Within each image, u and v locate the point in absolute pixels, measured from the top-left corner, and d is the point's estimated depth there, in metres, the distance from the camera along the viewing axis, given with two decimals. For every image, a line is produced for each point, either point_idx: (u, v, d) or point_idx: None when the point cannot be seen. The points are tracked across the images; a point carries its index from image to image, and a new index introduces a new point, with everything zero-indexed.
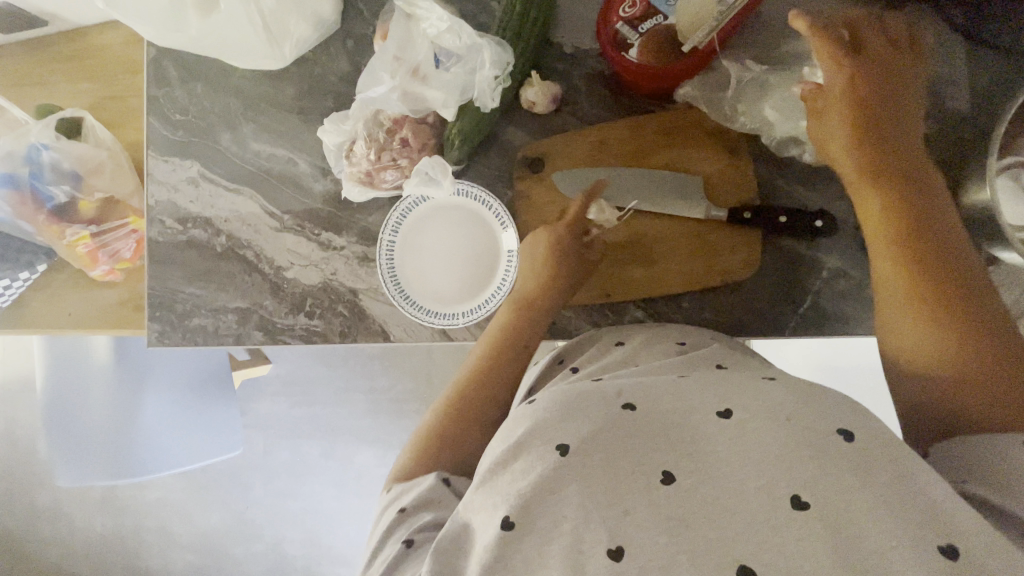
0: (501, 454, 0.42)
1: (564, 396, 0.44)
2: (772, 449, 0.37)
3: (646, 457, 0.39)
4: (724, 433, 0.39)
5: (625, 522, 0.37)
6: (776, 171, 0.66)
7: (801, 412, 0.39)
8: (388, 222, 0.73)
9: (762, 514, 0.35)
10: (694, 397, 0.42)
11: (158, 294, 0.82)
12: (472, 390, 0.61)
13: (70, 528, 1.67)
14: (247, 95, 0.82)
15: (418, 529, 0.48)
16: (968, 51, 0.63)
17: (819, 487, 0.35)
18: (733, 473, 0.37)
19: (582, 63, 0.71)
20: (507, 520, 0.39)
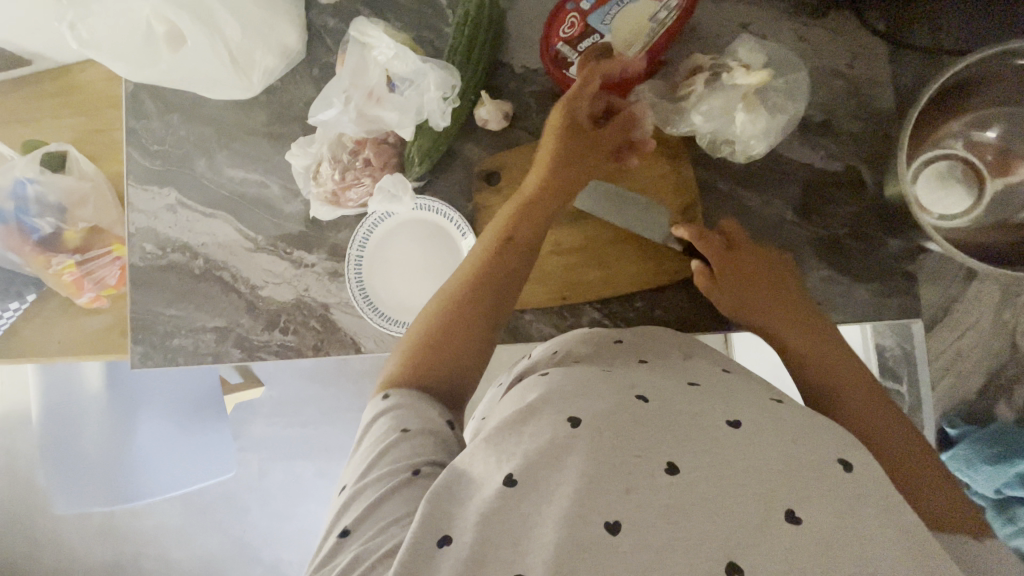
0: (513, 416, 0.44)
1: (578, 377, 0.47)
2: (773, 459, 0.39)
3: (654, 447, 0.40)
4: (731, 435, 0.41)
5: (624, 501, 0.38)
6: (717, 173, 0.68)
7: (807, 436, 0.41)
8: (355, 238, 0.76)
9: (756, 518, 0.36)
10: (704, 404, 0.44)
11: (140, 317, 0.86)
12: (460, 327, 0.55)
13: (67, 557, 1.68)
14: (220, 124, 0.86)
15: (426, 461, 0.45)
16: (890, 55, 0.67)
17: (810, 504, 0.37)
18: (732, 468, 0.38)
19: (532, 81, 0.75)
20: (510, 477, 0.40)
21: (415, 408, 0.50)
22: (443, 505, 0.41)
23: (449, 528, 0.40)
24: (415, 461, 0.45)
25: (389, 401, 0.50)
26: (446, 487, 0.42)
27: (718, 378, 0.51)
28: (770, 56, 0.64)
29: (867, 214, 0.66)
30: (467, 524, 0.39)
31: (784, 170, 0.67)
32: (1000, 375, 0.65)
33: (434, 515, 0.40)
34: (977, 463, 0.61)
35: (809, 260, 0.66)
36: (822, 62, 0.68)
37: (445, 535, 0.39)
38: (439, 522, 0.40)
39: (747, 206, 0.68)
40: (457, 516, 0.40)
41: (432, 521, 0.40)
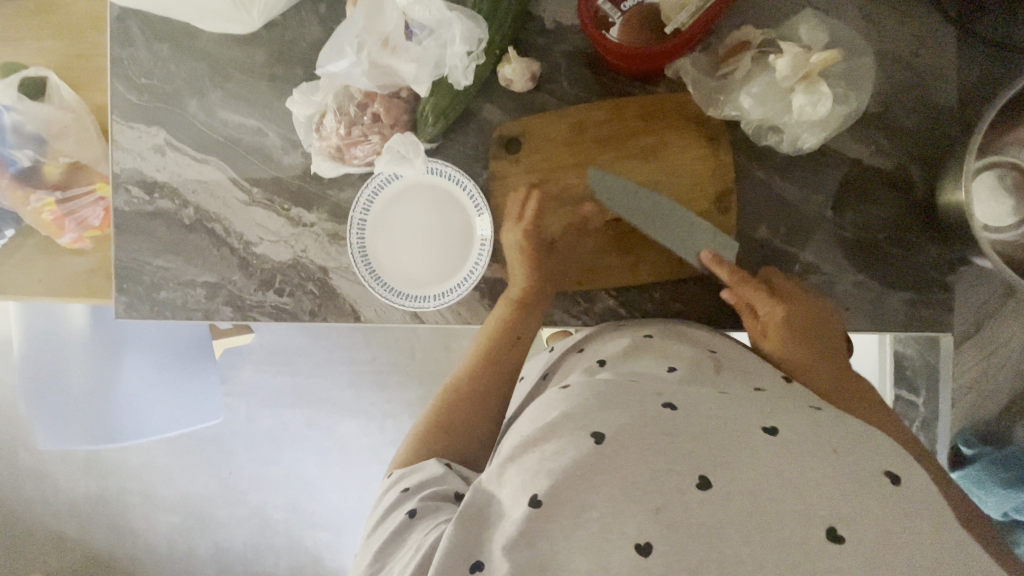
0: (534, 435, 0.43)
1: (600, 388, 0.45)
2: (816, 473, 0.36)
3: (684, 459, 0.38)
4: (768, 445, 0.38)
5: (655, 520, 0.35)
6: (754, 160, 0.63)
7: (850, 447, 0.39)
8: (359, 199, 0.70)
9: (800, 540, 0.34)
10: (739, 412, 0.42)
11: (125, 266, 0.81)
12: (468, 387, 0.58)
13: (53, 489, 1.68)
14: (215, 60, 0.79)
15: (423, 499, 0.48)
16: (961, 42, 0.61)
17: (856, 518, 0.34)
18: (770, 484, 0.36)
19: (563, 40, 0.68)
20: (535, 499, 0.39)
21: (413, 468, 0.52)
22: (471, 529, 0.41)
23: (479, 553, 0.40)
24: (411, 505, 0.47)
25: (392, 477, 0.52)
26: (471, 514, 0.41)
27: (753, 391, 0.47)
28: (829, 35, 0.57)
29: (911, 218, 0.61)
30: (495, 550, 0.39)
31: (828, 162, 0.62)
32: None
33: (463, 539, 0.41)
34: (989, 486, 0.60)
35: (845, 263, 0.62)
36: (884, 45, 0.61)
37: (478, 559, 0.39)
38: (468, 547, 0.40)
39: (785, 199, 0.63)
40: (484, 539, 0.40)
41: (461, 548, 0.40)
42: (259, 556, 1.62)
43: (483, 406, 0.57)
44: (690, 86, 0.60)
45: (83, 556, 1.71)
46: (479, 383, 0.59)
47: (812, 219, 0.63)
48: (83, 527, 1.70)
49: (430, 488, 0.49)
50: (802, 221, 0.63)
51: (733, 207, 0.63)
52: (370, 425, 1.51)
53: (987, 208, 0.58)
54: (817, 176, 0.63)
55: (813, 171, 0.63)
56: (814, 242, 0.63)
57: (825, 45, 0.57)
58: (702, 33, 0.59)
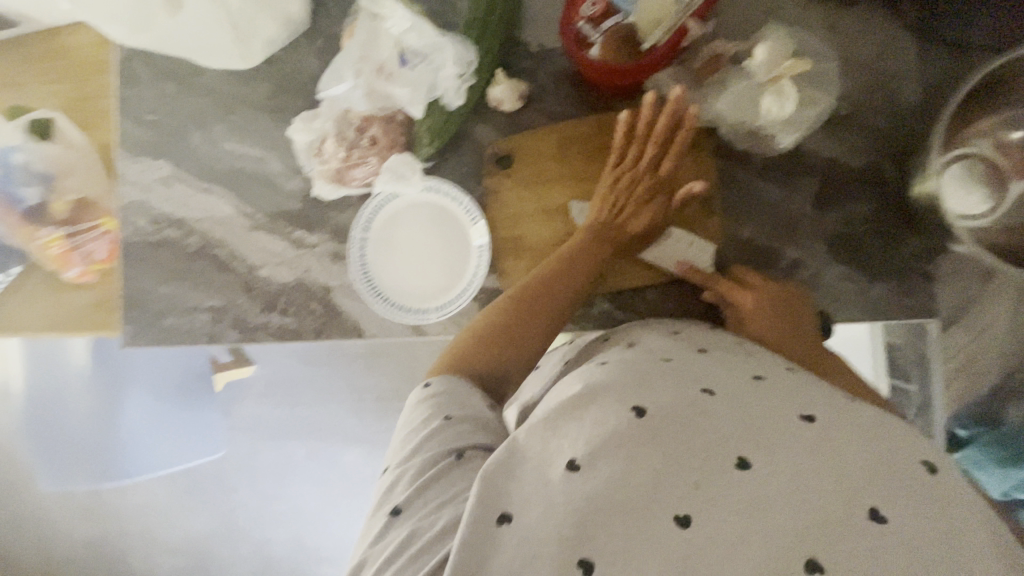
0: (572, 403, 0.47)
1: (637, 369, 0.49)
2: (852, 458, 0.40)
3: (725, 442, 0.41)
4: (805, 432, 0.41)
5: (694, 494, 0.39)
6: (734, 163, 0.67)
7: (883, 438, 0.42)
8: (359, 219, 0.74)
9: (837, 516, 0.37)
10: (778, 399, 0.45)
11: (132, 295, 0.83)
12: (501, 334, 0.58)
13: (54, 535, 1.65)
14: (218, 95, 0.82)
15: (468, 445, 0.49)
16: (920, 46, 0.65)
17: (892, 503, 0.38)
18: (810, 466, 0.39)
19: (548, 61, 0.72)
20: (572, 463, 0.42)
21: (453, 393, 0.53)
22: (502, 479, 0.43)
23: (506, 506, 0.42)
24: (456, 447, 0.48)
25: (428, 390, 0.54)
26: (501, 466, 0.44)
27: (788, 377, 0.50)
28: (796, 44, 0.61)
29: (889, 213, 0.64)
30: (528, 506, 0.42)
31: (805, 163, 0.66)
32: (1014, 376, 0.64)
33: (492, 490, 0.43)
34: (986, 464, 0.61)
35: (829, 257, 0.65)
36: (849, 53, 0.65)
37: (506, 512, 0.42)
38: (495, 499, 0.42)
39: (766, 199, 0.66)
40: (515, 495, 0.42)
41: (491, 502, 0.42)
42: None
43: (531, 334, 0.59)
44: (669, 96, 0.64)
45: None
46: (512, 335, 0.59)
47: (794, 216, 0.66)
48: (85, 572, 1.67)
49: (472, 429, 0.50)
50: (784, 218, 0.66)
51: (717, 210, 0.66)
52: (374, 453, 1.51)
53: (957, 198, 0.58)
54: (796, 176, 0.66)
55: (792, 172, 0.66)
56: (796, 238, 0.66)
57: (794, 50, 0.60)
58: (677, 48, 0.63)
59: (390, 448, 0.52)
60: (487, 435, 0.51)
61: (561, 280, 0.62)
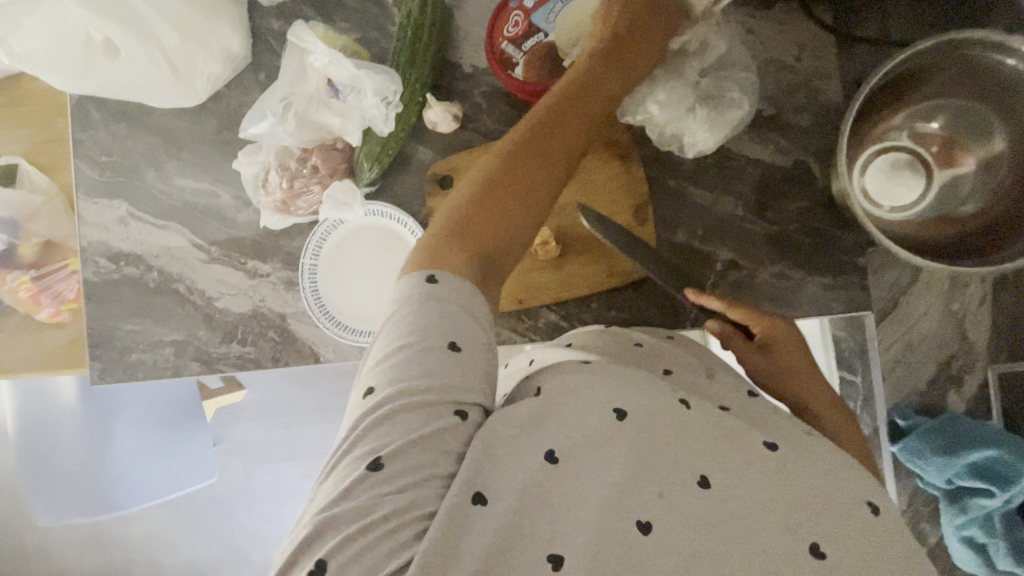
0: (557, 399, 0.46)
1: (620, 369, 0.49)
2: (802, 490, 0.43)
3: (694, 457, 0.43)
4: (766, 459, 0.44)
5: (658, 503, 0.40)
6: (665, 171, 0.68)
7: (837, 474, 0.45)
8: (308, 247, 0.75)
9: (777, 538, 0.40)
10: (742, 425, 0.47)
11: (96, 333, 0.84)
12: (477, 227, 0.51)
13: (57, 568, 1.67)
14: (169, 133, 0.84)
15: (472, 406, 0.44)
16: (841, 46, 0.66)
17: (832, 538, 0.41)
18: (762, 493, 0.42)
19: (481, 81, 0.73)
20: (552, 453, 0.42)
21: (458, 307, 0.45)
22: (482, 461, 0.41)
23: (482, 486, 0.40)
24: (459, 405, 0.43)
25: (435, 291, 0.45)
26: (482, 450, 0.41)
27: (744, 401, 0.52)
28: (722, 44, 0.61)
29: (820, 211, 0.65)
30: (502, 491, 0.40)
31: (735, 166, 0.67)
32: (950, 366, 0.65)
33: (472, 470, 0.40)
34: (927, 455, 0.63)
35: (764, 256, 0.66)
36: (770, 55, 0.67)
37: (480, 492, 0.40)
38: (476, 478, 0.40)
39: (698, 203, 0.67)
40: (496, 476, 0.41)
41: (472, 479, 0.40)
42: None
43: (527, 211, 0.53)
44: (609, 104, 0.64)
45: None
46: (485, 227, 0.51)
47: (727, 218, 0.66)
48: None
49: (476, 382, 0.44)
50: (717, 221, 0.67)
51: (650, 217, 0.67)
52: None
53: (873, 182, 0.63)
54: (726, 180, 0.67)
55: (722, 175, 0.67)
56: (731, 241, 0.66)
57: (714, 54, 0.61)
58: None
59: (375, 363, 0.44)
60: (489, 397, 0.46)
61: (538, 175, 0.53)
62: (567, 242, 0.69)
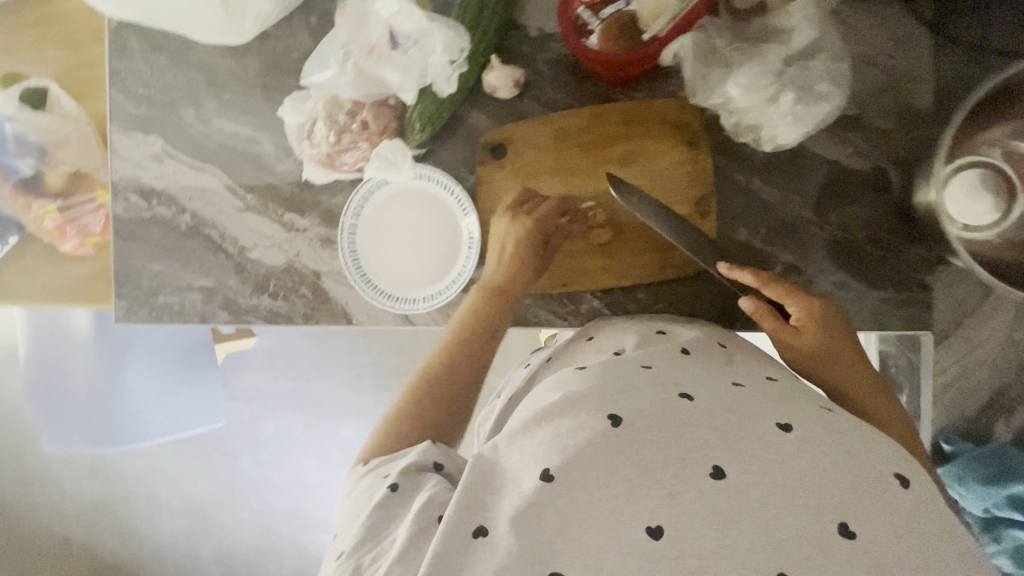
0: (551, 411, 0.46)
1: (618, 373, 0.49)
2: (826, 473, 0.39)
3: (700, 451, 0.40)
4: (783, 441, 0.41)
5: (668, 505, 0.38)
6: (735, 163, 0.65)
7: (860, 449, 0.42)
8: (349, 205, 0.72)
9: (810, 530, 0.37)
10: (755, 408, 0.45)
11: (125, 271, 0.83)
12: (421, 395, 0.58)
13: (59, 493, 1.69)
14: (211, 71, 0.81)
15: (401, 474, 0.49)
16: (937, 47, 0.62)
17: (866, 519, 0.37)
18: (783, 477, 0.39)
19: (547, 47, 0.69)
20: (547, 473, 0.41)
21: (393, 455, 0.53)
22: (479, 495, 0.43)
23: (484, 519, 0.42)
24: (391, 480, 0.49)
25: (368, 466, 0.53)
26: (479, 482, 0.44)
27: (765, 381, 0.50)
28: (820, 30, 0.57)
29: (891, 221, 0.62)
30: (501, 519, 0.41)
31: (807, 165, 0.63)
32: (1004, 393, 0.63)
33: (468, 506, 0.43)
34: (969, 481, 0.61)
35: (826, 263, 0.63)
36: (859, 50, 0.63)
37: (481, 525, 0.42)
38: (473, 512, 0.43)
39: (764, 201, 0.64)
40: (491, 507, 0.43)
41: (466, 510, 0.43)
42: (263, 559, 1.62)
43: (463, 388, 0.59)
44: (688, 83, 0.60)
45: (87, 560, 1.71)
46: (429, 390, 0.58)
47: (792, 220, 0.64)
48: (88, 528, 1.70)
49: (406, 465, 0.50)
50: (782, 221, 0.64)
51: (713, 210, 0.64)
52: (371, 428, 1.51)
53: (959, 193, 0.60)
54: (797, 179, 0.64)
55: (793, 174, 0.64)
56: (794, 244, 0.64)
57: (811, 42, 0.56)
58: (688, 28, 0.59)
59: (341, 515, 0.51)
60: (431, 455, 0.52)
61: (466, 359, 0.61)
62: (620, 224, 0.66)
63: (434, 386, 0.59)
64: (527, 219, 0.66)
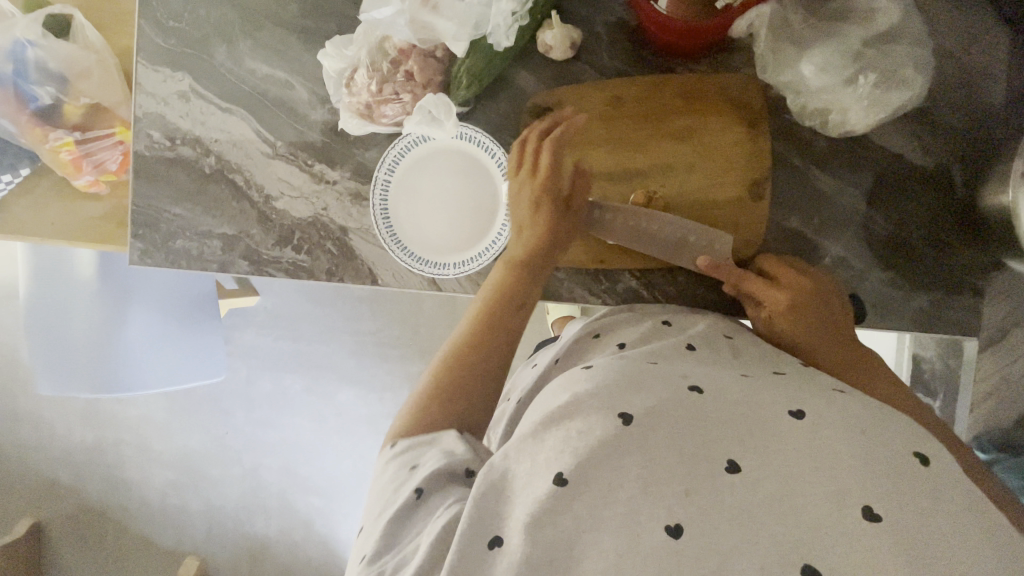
0: (556, 412, 0.44)
1: (626, 369, 0.47)
2: (848, 458, 0.36)
3: (712, 445, 0.39)
4: (798, 431, 0.39)
5: (684, 504, 0.36)
6: (793, 148, 0.62)
7: (878, 429, 0.39)
8: (384, 160, 0.69)
9: (831, 521, 0.34)
10: (765, 396, 0.42)
11: (143, 212, 0.80)
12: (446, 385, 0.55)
13: (51, 436, 1.68)
14: (246, 7, 0.77)
15: (428, 478, 0.46)
16: (1016, 42, 0.59)
17: (890, 502, 0.34)
18: (800, 467, 0.36)
19: (607, 11, 0.66)
20: (560, 477, 0.39)
21: (420, 444, 0.51)
22: (491, 504, 0.41)
23: (498, 528, 0.40)
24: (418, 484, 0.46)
25: (396, 453, 0.51)
26: (490, 490, 0.42)
27: (774, 371, 0.48)
28: (905, 14, 0.54)
29: (950, 221, 0.60)
30: (515, 528, 0.39)
31: (867, 156, 0.61)
32: None
33: (480, 515, 0.41)
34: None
35: (875, 260, 0.61)
36: (935, 40, 0.60)
37: (496, 536, 0.40)
38: (486, 522, 0.41)
39: (819, 190, 0.62)
40: (503, 514, 0.41)
41: (479, 523, 0.40)
42: (250, 515, 1.61)
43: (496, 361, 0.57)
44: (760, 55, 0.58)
45: (74, 505, 1.70)
46: (462, 366, 0.56)
47: (845, 212, 0.62)
48: (77, 473, 1.69)
49: (436, 466, 0.47)
50: (835, 213, 0.62)
51: (767, 195, 0.62)
52: (370, 396, 1.49)
53: None
54: (856, 169, 0.62)
55: (852, 164, 0.62)
56: (844, 236, 0.62)
57: (895, 22, 0.54)
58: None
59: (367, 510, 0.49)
60: (459, 460, 0.48)
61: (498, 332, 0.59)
62: (667, 204, 0.64)
63: (464, 361, 0.56)
64: (541, 173, 0.63)
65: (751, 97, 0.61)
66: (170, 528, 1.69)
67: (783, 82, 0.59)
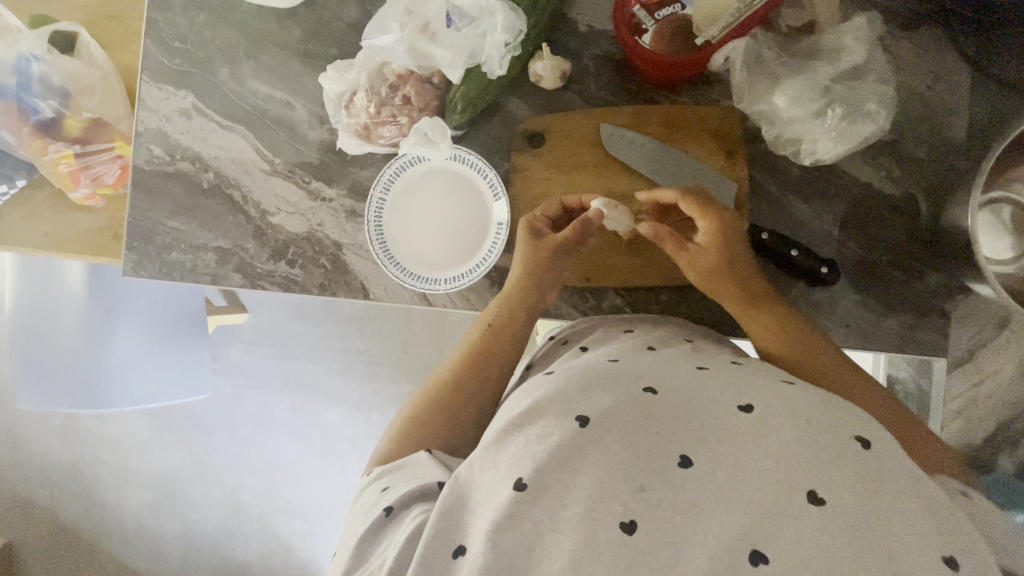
0: (518, 419, 0.45)
1: (584, 374, 0.47)
2: (789, 442, 0.38)
3: (665, 442, 0.40)
4: (744, 421, 0.40)
5: (637, 499, 0.38)
6: (770, 175, 0.66)
7: (820, 416, 0.40)
8: (381, 178, 0.72)
9: (779, 506, 0.35)
10: (715, 391, 0.44)
11: (138, 224, 0.81)
12: (441, 389, 0.60)
13: (26, 453, 1.64)
14: (251, 32, 0.80)
15: (399, 498, 0.48)
16: (973, 83, 0.64)
17: (833, 485, 0.35)
18: (747, 456, 0.37)
19: (596, 44, 0.70)
20: (519, 482, 0.40)
21: (395, 468, 0.53)
22: (454, 514, 0.42)
23: (462, 538, 0.41)
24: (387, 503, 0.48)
25: (370, 475, 0.54)
26: (454, 500, 0.43)
27: (730, 364, 0.50)
28: (870, 54, 0.59)
29: (915, 246, 0.64)
30: (476, 537, 0.40)
31: (839, 184, 0.65)
32: (1010, 426, 0.67)
33: (443, 529, 0.42)
34: None
35: (848, 282, 0.64)
36: (900, 78, 0.65)
37: (460, 546, 0.41)
38: (451, 534, 0.42)
39: (796, 216, 0.65)
40: (465, 524, 0.42)
41: (443, 535, 0.41)
42: (229, 539, 1.58)
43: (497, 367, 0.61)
44: (740, 87, 0.62)
45: (46, 526, 1.65)
46: (468, 373, 0.61)
47: (817, 235, 0.65)
48: (51, 492, 1.64)
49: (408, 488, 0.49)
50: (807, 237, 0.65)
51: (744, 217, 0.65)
52: (357, 416, 1.48)
53: (989, 242, 0.63)
54: (827, 196, 0.65)
55: (824, 191, 0.65)
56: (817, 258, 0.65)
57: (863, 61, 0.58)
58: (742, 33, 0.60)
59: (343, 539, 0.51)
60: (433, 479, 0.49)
61: (503, 342, 0.63)
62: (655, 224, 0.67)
63: (467, 374, 0.61)
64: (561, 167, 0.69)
65: (732, 127, 0.65)
66: (145, 551, 1.64)
67: (759, 114, 0.63)
